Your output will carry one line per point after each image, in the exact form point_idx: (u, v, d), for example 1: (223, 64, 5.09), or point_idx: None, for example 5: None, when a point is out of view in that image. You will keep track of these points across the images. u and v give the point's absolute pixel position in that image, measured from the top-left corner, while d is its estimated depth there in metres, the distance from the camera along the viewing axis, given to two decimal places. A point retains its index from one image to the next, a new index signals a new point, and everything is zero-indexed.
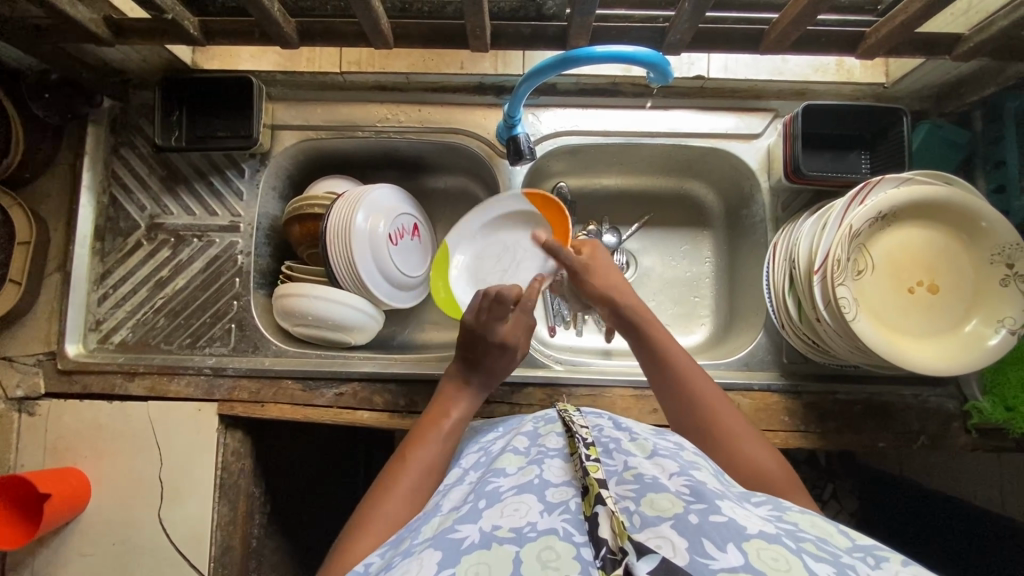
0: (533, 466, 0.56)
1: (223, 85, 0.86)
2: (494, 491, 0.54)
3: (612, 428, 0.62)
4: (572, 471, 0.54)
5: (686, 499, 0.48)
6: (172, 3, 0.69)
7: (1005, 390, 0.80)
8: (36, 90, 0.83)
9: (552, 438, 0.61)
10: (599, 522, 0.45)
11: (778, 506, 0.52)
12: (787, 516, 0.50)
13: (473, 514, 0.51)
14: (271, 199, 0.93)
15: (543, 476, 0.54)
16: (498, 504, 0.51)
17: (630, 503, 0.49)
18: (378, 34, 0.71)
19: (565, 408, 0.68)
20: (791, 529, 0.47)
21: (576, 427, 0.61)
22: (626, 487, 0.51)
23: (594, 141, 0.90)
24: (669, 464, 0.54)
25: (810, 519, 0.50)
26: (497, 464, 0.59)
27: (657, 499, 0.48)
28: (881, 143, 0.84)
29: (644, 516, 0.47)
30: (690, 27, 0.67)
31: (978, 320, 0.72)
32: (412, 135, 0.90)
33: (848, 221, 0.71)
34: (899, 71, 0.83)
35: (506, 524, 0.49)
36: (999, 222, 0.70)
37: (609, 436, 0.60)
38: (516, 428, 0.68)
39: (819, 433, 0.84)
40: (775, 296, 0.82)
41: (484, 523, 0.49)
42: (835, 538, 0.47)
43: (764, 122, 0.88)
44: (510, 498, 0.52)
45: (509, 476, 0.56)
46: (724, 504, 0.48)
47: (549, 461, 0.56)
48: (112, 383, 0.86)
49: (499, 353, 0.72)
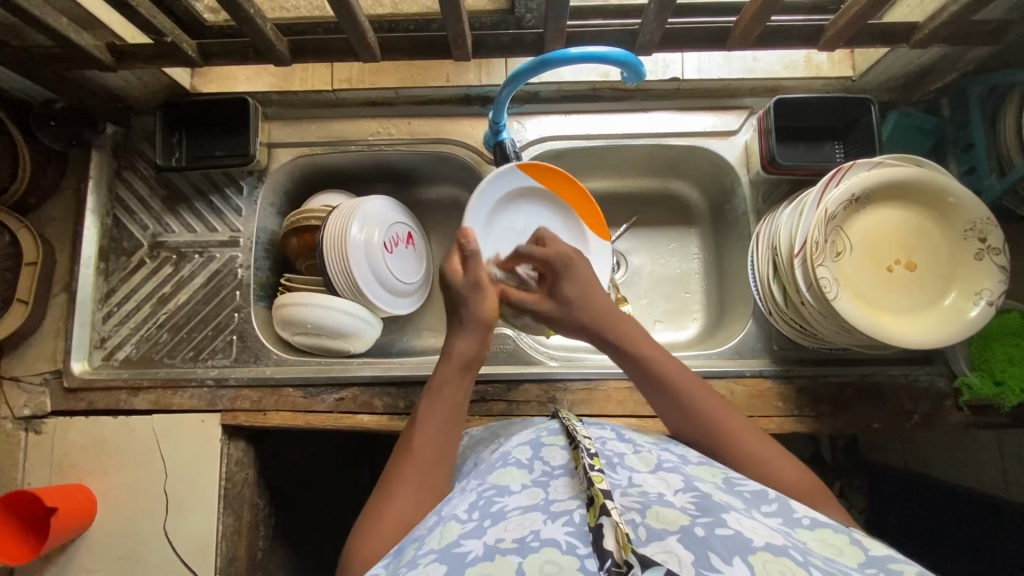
0: (538, 489, 0.55)
1: (222, 107, 0.90)
2: (499, 510, 0.53)
3: (617, 440, 0.62)
4: (578, 486, 0.53)
5: (692, 513, 0.48)
6: (171, 27, 0.73)
7: (993, 365, 0.82)
8: (42, 118, 0.88)
9: (554, 452, 0.60)
10: (605, 534, 0.45)
11: (790, 518, 0.52)
12: (797, 534, 0.49)
13: (478, 530, 0.50)
14: (269, 215, 0.96)
15: (549, 496, 0.53)
16: (503, 521, 0.51)
17: (636, 516, 0.48)
18: (365, 47, 0.75)
19: (566, 417, 0.66)
20: (799, 545, 0.47)
21: (579, 437, 0.59)
22: (630, 499, 0.50)
23: (577, 144, 0.93)
24: (674, 480, 0.54)
25: (821, 536, 0.50)
26: (498, 478, 0.58)
27: (662, 513, 0.48)
28: (852, 133, 0.87)
29: (650, 528, 0.46)
30: (658, 26, 0.71)
31: (956, 293, 0.74)
32: (402, 147, 0.94)
33: (824, 204, 0.73)
34: (865, 63, 0.87)
35: (510, 536, 0.49)
36: (966, 197, 0.73)
37: (613, 449, 0.60)
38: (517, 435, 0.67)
39: (813, 417, 0.85)
40: (761, 284, 0.85)
41: (487, 537, 0.49)
42: (846, 552, 0.48)
43: (740, 119, 0.92)
44: (515, 516, 0.51)
45: (513, 496, 0.54)
46: (730, 516, 0.48)
47: (554, 482, 0.55)
48: (117, 399, 0.88)
49: (478, 297, 0.74)
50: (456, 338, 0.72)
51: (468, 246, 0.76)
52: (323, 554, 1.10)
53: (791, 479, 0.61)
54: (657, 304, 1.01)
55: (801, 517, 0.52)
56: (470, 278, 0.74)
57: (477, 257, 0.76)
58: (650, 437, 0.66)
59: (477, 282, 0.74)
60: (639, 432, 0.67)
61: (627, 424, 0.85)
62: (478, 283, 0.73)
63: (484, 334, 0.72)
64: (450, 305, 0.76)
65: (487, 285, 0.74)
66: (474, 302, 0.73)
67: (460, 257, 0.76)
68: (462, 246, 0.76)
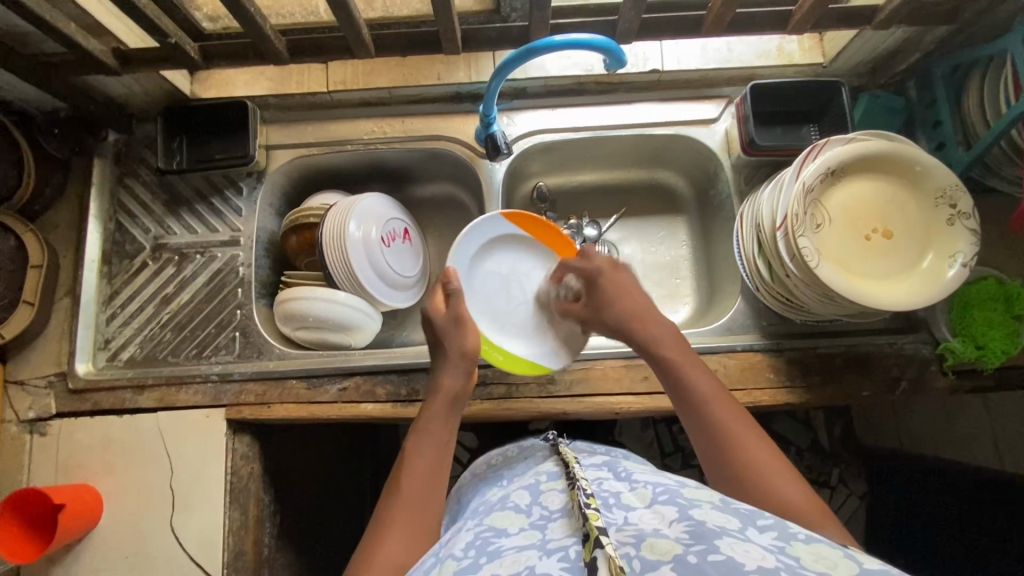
0: (536, 531, 0.52)
1: (221, 112, 0.93)
2: (494, 549, 0.50)
3: (614, 480, 0.59)
4: (574, 525, 0.50)
5: (686, 542, 0.45)
6: (175, 29, 0.77)
7: (973, 330, 0.84)
8: (48, 126, 0.91)
9: (553, 497, 0.57)
10: (598, 566, 0.44)
11: (784, 532, 0.48)
12: (791, 548, 0.46)
13: (473, 569, 0.47)
14: (268, 216, 0.99)
15: (546, 536, 0.50)
16: (499, 559, 0.48)
17: (630, 549, 0.46)
18: (360, 44, 0.79)
19: (566, 458, 0.64)
20: (791, 564, 0.43)
21: (576, 478, 0.57)
22: (625, 534, 0.48)
23: (565, 137, 0.97)
24: (669, 511, 0.50)
25: (816, 550, 0.46)
26: (495, 521, 0.56)
27: (657, 542, 0.46)
28: (826, 115, 0.92)
29: (644, 559, 0.44)
30: (636, 14, 0.75)
31: (932, 256, 0.78)
32: (396, 144, 0.97)
33: (802, 178, 0.77)
34: (834, 50, 0.92)
35: (505, 572, 0.45)
36: (932, 165, 0.77)
37: (610, 490, 0.57)
38: (517, 481, 0.65)
39: (804, 387, 0.87)
40: (747, 261, 0.87)
41: (484, 574, 0.46)
42: (840, 565, 0.44)
43: (719, 108, 0.96)
44: (511, 555, 0.48)
45: (510, 537, 0.52)
46: (724, 542, 0.44)
47: (551, 524, 0.52)
48: (122, 399, 0.89)
49: (458, 332, 0.77)
50: (442, 372, 0.75)
51: (450, 285, 0.81)
52: (327, 554, 1.10)
53: (798, 500, 0.57)
54: (648, 290, 1.05)
55: (796, 531, 0.48)
56: (450, 315, 0.78)
57: (458, 293, 0.80)
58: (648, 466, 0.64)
59: (458, 318, 0.78)
60: (634, 462, 0.66)
61: (625, 401, 0.87)
62: (459, 318, 0.78)
63: (467, 366, 0.76)
64: (433, 340, 0.80)
65: (467, 320, 0.78)
66: (458, 336, 0.77)
67: (443, 297, 0.81)
68: (444, 286, 0.81)
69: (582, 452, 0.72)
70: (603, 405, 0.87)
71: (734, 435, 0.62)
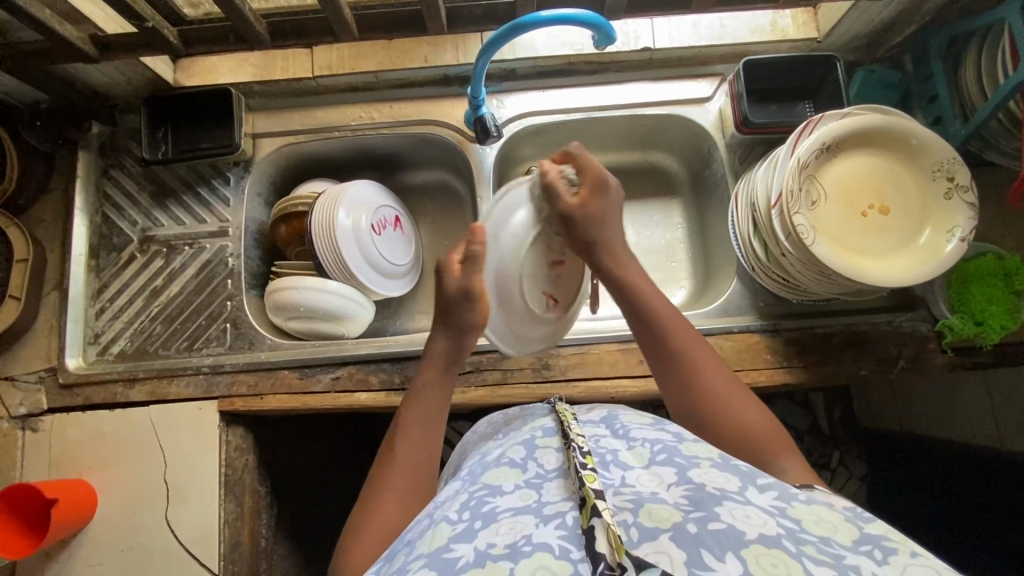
0: (531, 490, 0.51)
1: (205, 100, 0.92)
2: (490, 512, 0.48)
3: (613, 437, 0.57)
4: (570, 488, 0.49)
5: (684, 508, 0.44)
6: (153, 13, 0.76)
7: (972, 307, 0.82)
8: (29, 119, 0.89)
9: (549, 455, 0.55)
10: (596, 536, 0.42)
11: (786, 493, 0.47)
12: (792, 510, 0.45)
13: (469, 534, 0.46)
14: (256, 205, 0.98)
15: (543, 498, 0.49)
16: (494, 525, 0.47)
17: (628, 516, 0.44)
18: (343, 25, 0.77)
19: (563, 411, 0.62)
20: (792, 529, 0.42)
21: (573, 435, 0.55)
22: (623, 498, 0.46)
23: (557, 119, 0.96)
24: (668, 473, 0.49)
25: (816, 512, 0.46)
26: (491, 478, 0.54)
27: (655, 509, 0.44)
28: (821, 91, 0.90)
29: (642, 528, 0.42)
30: None
31: (931, 231, 0.77)
32: (385, 130, 0.96)
33: (797, 154, 0.75)
34: (828, 24, 0.90)
35: (501, 541, 0.44)
36: (929, 138, 0.76)
37: (607, 446, 0.55)
38: (514, 437, 0.63)
39: (801, 367, 0.87)
40: (741, 240, 0.86)
41: (479, 541, 0.45)
42: (841, 531, 0.44)
43: (712, 86, 0.95)
44: (507, 519, 0.47)
45: (504, 496, 0.51)
46: (724, 507, 0.43)
47: (548, 484, 0.51)
48: (113, 392, 0.88)
49: (468, 305, 0.69)
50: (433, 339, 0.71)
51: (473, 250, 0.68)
52: (324, 545, 1.10)
53: (757, 429, 0.61)
54: None
55: (796, 493, 0.48)
56: (461, 285, 0.68)
57: (480, 261, 0.68)
58: (647, 419, 0.62)
59: (468, 289, 0.68)
60: (635, 415, 0.63)
61: (621, 385, 0.86)
62: (470, 292, 0.68)
63: (460, 338, 0.70)
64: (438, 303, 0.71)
65: (478, 294, 0.69)
66: (466, 311, 0.69)
67: (461, 255, 0.70)
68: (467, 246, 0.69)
69: (581, 409, 0.69)
70: (598, 389, 0.87)
71: (699, 369, 0.64)
